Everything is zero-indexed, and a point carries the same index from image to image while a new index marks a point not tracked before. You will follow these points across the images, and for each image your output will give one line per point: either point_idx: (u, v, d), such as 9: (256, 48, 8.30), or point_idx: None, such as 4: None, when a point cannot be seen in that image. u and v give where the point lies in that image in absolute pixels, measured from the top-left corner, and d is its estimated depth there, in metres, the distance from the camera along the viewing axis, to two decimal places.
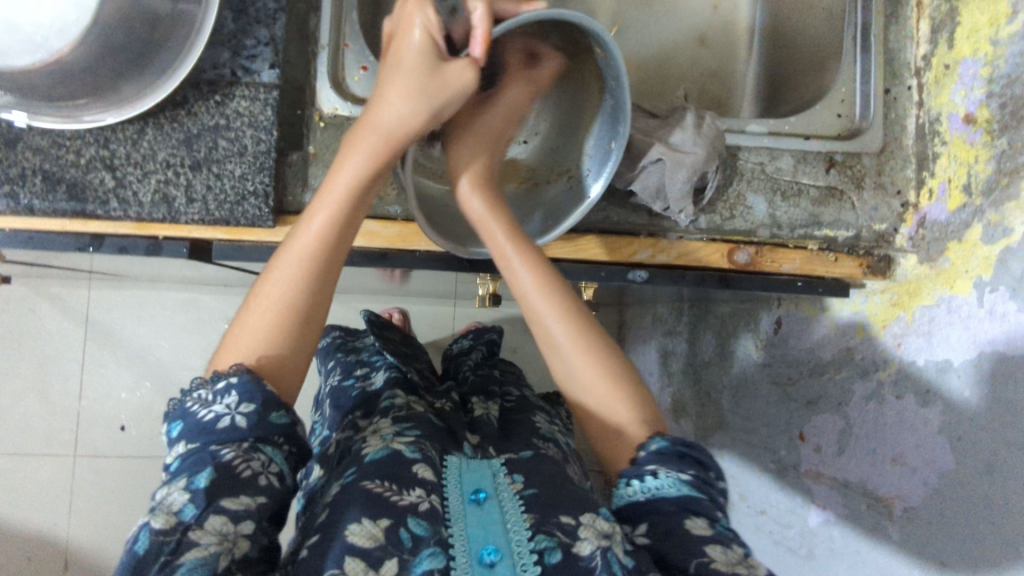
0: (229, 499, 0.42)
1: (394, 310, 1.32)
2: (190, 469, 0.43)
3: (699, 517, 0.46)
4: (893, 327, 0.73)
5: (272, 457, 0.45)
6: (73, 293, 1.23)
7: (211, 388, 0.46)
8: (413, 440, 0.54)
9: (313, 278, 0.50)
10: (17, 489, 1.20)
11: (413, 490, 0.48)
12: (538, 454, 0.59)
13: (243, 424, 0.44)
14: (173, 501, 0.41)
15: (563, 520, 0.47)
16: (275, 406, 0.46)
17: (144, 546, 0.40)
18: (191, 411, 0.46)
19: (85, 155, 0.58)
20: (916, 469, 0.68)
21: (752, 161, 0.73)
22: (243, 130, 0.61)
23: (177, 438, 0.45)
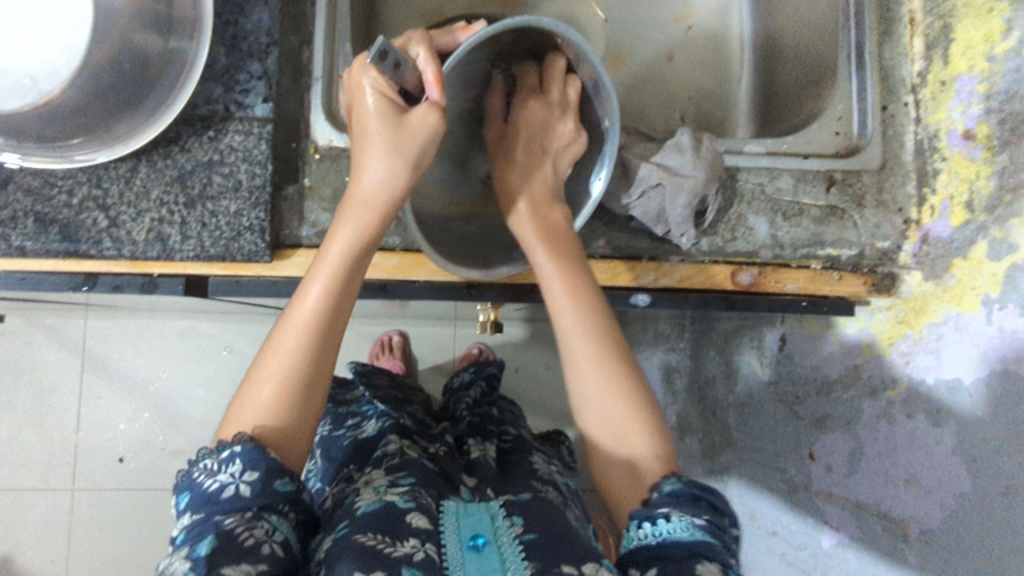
0: (231, 568, 0.41)
1: (394, 334, 1.31)
2: (194, 540, 0.43)
3: (711, 561, 0.45)
4: (900, 345, 0.72)
5: (274, 526, 0.45)
6: (70, 324, 1.21)
7: (215, 457, 0.46)
8: (407, 489, 0.54)
9: (313, 347, 0.49)
10: (15, 525, 1.18)
11: (408, 541, 0.48)
12: (537, 495, 0.58)
13: (247, 492, 0.44)
14: (175, 570, 0.41)
15: (564, 569, 0.47)
16: (278, 473, 0.46)
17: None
18: (197, 481, 0.46)
19: (77, 195, 0.58)
20: (931, 491, 0.67)
21: (752, 181, 0.72)
22: (237, 165, 0.60)
23: (184, 508, 0.45)
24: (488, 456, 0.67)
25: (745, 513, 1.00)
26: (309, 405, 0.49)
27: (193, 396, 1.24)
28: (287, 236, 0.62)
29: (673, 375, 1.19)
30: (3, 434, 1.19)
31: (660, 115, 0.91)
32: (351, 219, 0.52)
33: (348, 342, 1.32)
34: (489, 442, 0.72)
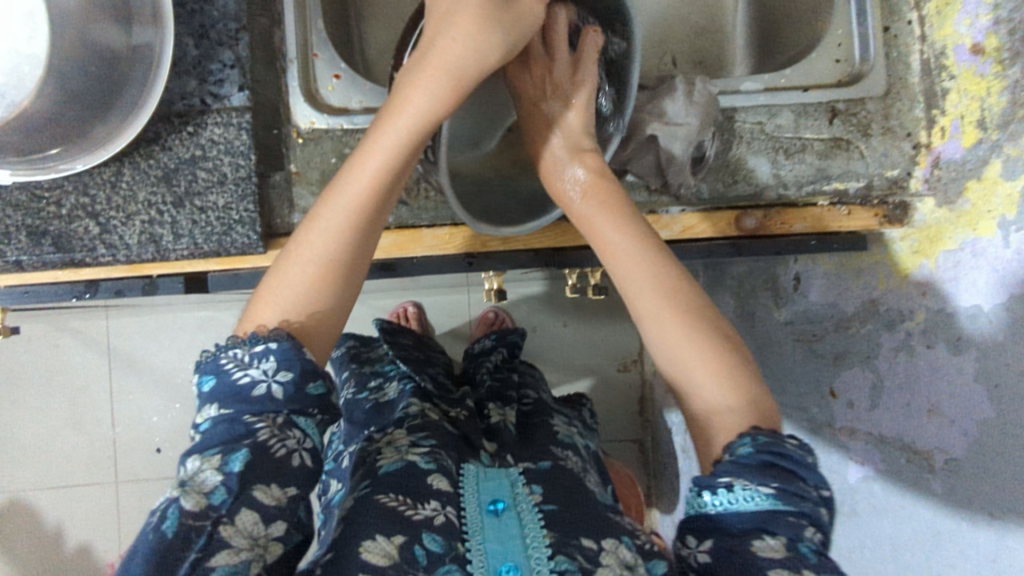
0: (260, 489, 0.40)
1: (409, 306, 1.31)
2: (224, 444, 0.41)
3: (774, 535, 0.42)
4: (917, 276, 0.70)
5: (305, 431, 0.44)
6: (91, 325, 1.23)
7: (248, 349, 0.44)
8: (428, 451, 0.54)
9: (357, 233, 0.49)
10: (67, 519, 1.24)
11: (428, 503, 0.48)
12: (556, 465, 0.58)
13: (280, 395, 0.43)
14: (204, 480, 0.40)
15: (583, 543, 0.48)
16: (312, 375, 0.45)
17: (173, 530, 0.38)
18: (225, 370, 0.44)
19: (65, 205, 0.57)
20: (954, 420, 0.66)
21: (750, 121, 0.70)
22: (220, 159, 0.59)
23: (209, 396, 0.43)
24: (507, 420, 0.68)
25: None
26: (342, 296, 0.49)
27: None
28: (279, 224, 0.61)
29: None
30: (44, 436, 1.23)
31: (654, 59, 0.87)
32: (428, 86, 0.50)
33: (363, 318, 1.33)
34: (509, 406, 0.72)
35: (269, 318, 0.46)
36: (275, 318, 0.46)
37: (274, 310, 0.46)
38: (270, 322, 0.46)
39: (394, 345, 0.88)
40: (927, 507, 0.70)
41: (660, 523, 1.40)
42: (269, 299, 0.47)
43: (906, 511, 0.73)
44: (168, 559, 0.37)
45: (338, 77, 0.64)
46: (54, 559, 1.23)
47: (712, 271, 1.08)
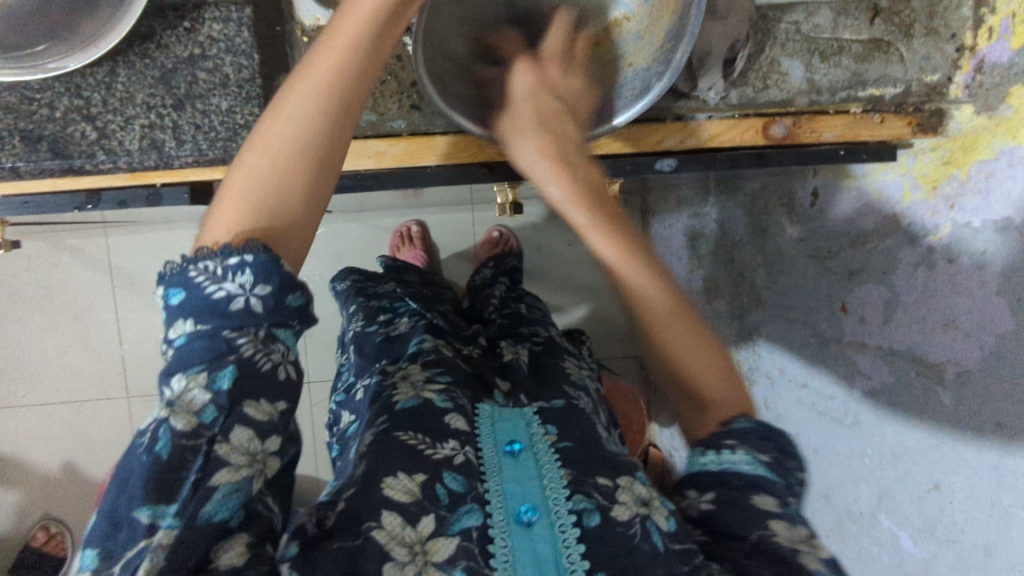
0: (250, 407, 0.37)
1: (412, 224, 1.29)
2: (207, 362, 0.37)
3: (770, 496, 0.42)
4: (944, 188, 0.68)
5: (287, 343, 0.40)
6: (90, 243, 1.21)
7: (219, 260, 0.38)
8: (444, 388, 0.55)
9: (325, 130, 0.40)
10: (83, 433, 1.26)
11: (447, 443, 0.48)
12: (570, 402, 0.59)
13: (261, 309, 0.38)
14: (192, 399, 0.36)
15: (599, 482, 0.47)
16: (292, 287, 0.39)
17: (168, 452, 0.35)
18: (196, 283, 0.38)
19: (59, 107, 0.54)
20: (970, 333, 0.66)
21: (785, 21, 0.65)
22: (221, 58, 0.55)
23: (179, 310, 0.38)
24: (520, 358, 0.68)
25: (774, 368, 1.00)
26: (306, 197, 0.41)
27: None
28: None
29: (698, 239, 1.17)
30: (51, 352, 1.24)
31: None
32: None
33: (366, 237, 1.30)
34: (522, 343, 0.73)
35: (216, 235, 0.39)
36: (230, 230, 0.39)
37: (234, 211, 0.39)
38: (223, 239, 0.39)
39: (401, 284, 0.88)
40: (934, 418, 0.71)
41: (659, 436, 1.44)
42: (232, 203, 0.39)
43: (910, 422, 0.75)
44: (168, 480, 0.35)
45: None
46: (75, 470, 1.27)
47: (725, 187, 1.06)
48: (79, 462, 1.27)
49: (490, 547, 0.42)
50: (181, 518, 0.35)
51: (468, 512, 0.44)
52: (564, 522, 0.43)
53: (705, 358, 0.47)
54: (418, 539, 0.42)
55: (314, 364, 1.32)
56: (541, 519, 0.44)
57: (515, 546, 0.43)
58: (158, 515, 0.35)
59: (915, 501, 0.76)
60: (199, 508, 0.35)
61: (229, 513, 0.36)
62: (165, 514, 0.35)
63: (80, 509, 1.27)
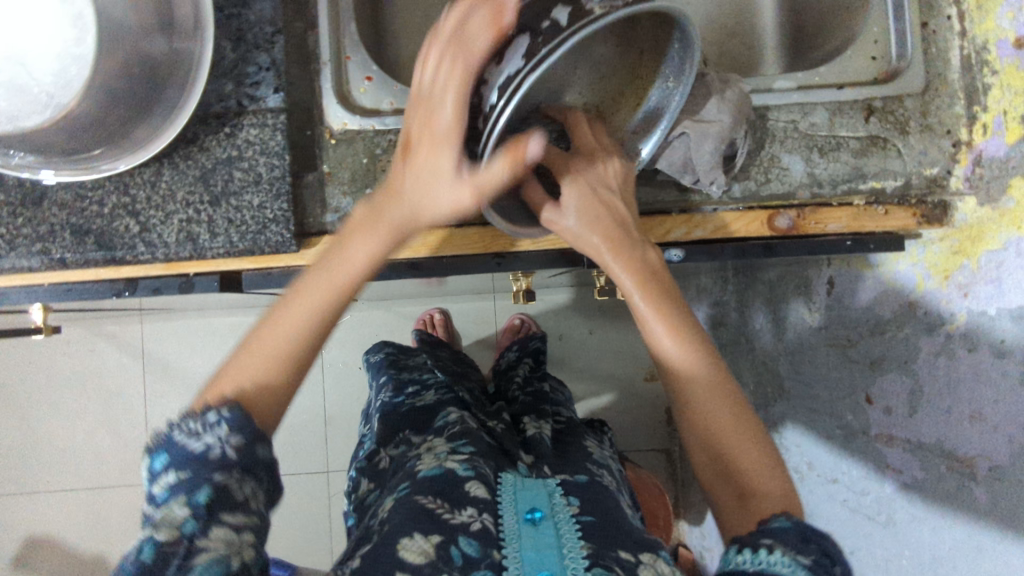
0: (228, 517, 0.40)
1: (435, 312, 1.32)
2: (185, 487, 0.40)
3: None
4: (957, 277, 0.69)
5: (261, 485, 0.43)
6: (126, 330, 1.26)
7: (199, 418, 0.42)
8: (467, 458, 0.56)
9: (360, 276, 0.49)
10: (102, 520, 1.26)
11: (465, 510, 0.50)
12: (594, 479, 0.59)
13: (234, 453, 0.42)
14: (173, 517, 0.39)
15: (621, 555, 0.48)
16: (263, 438, 0.43)
17: (150, 557, 0.38)
18: (177, 442, 0.42)
19: (107, 203, 0.59)
20: (998, 427, 0.64)
21: (783, 119, 0.69)
22: (256, 159, 0.60)
23: (162, 467, 0.41)
24: (542, 432, 0.69)
25: (803, 461, 0.97)
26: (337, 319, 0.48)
27: None
28: (312, 223, 0.63)
29: (719, 327, 1.16)
30: (79, 437, 1.26)
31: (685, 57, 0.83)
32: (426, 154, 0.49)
33: (391, 324, 1.34)
34: (544, 420, 0.73)
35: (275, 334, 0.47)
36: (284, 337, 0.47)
37: (279, 344, 0.47)
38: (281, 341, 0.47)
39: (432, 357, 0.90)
40: (972, 517, 0.68)
41: (689, 535, 1.36)
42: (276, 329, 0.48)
43: (947, 521, 0.71)
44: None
45: (370, 79, 0.65)
46: (88, 559, 1.25)
47: (741, 277, 1.07)
48: (94, 550, 1.26)
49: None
50: None
51: None
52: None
53: (756, 453, 0.51)
54: None
55: (335, 452, 1.31)
56: None
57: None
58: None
59: None
60: None
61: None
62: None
63: None
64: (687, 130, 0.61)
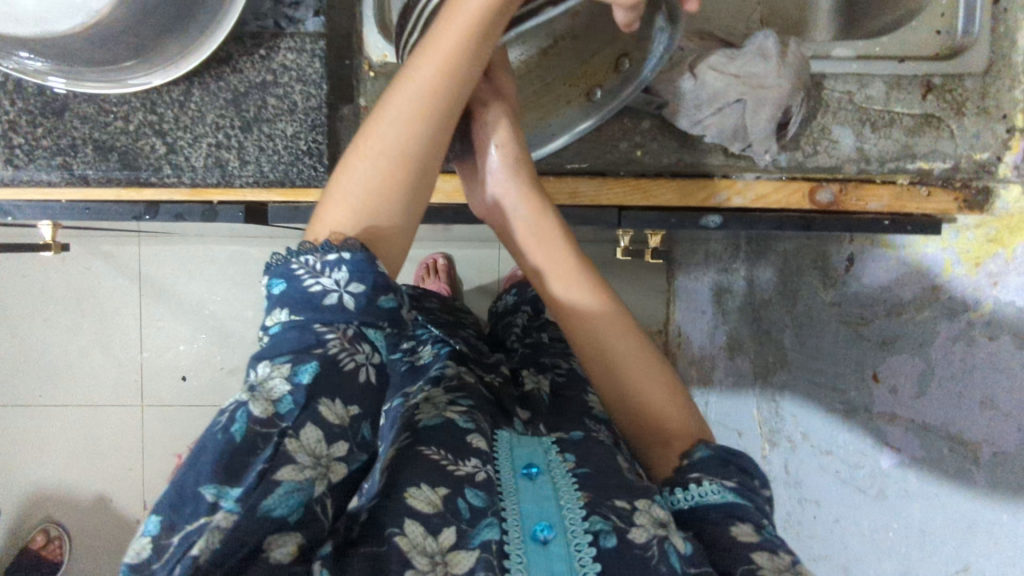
0: (325, 404, 0.39)
1: (439, 256, 1.30)
2: (295, 353, 0.39)
3: (744, 524, 0.46)
4: (989, 266, 0.68)
5: (374, 345, 0.42)
6: (124, 250, 1.23)
7: (319, 256, 0.42)
8: (466, 410, 0.54)
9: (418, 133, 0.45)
10: (92, 436, 1.26)
11: (469, 461, 0.47)
12: (589, 433, 0.58)
13: (350, 306, 0.41)
14: (273, 387, 0.38)
15: (617, 504, 0.47)
16: (383, 289, 0.42)
17: (242, 434, 0.37)
18: (296, 276, 0.42)
19: (133, 120, 0.56)
20: (1009, 415, 0.65)
21: (838, 90, 0.67)
22: (291, 86, 0.57)
23: (279, 299, 0.42)
24: (541, 389, 0.68)
25: (797, 431, 0.98)
26: (414, 201, 0.46)
27: (249, 319, 1.26)
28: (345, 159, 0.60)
29: (725, 294, 1.16)
30: (74, 354, 1.25)
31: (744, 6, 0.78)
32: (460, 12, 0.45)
33: None
34: (541, 373, 0.73)
35: (341, 218, 0.44)
36: (349, 220, 0.43)
37: (343, 214, 0.43)
38: (342, 227, 0.43)
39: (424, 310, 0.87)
40: (968, 497, 0.69)
41: None
42: (338, 204, 0.44)
43: (941, 499, 0.73)
44: (235, 463, 0.36)
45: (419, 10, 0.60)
46: (79, 472, 1.26)
47: (756, 246, 1.05)
48: (86, 464, 1.27)
49: (507, 562, 0.42)
50: (240, 503, 0.35)
51: (487, 525, 0.44)
52: (579, 542, 0.44)
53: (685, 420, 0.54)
54: (438, 550, 0.42)
55: None
56: (557, 538, 0.44)
57: (531, 563, 0.42)
58: (221, 495, 0.35)
59: None
60: (261, 498, 0.36)
61: (288, 510, 0.37)
62: (227, 495, 0.35)
63: (84, 515, 1.27)
64: (744, 96, 0.59)
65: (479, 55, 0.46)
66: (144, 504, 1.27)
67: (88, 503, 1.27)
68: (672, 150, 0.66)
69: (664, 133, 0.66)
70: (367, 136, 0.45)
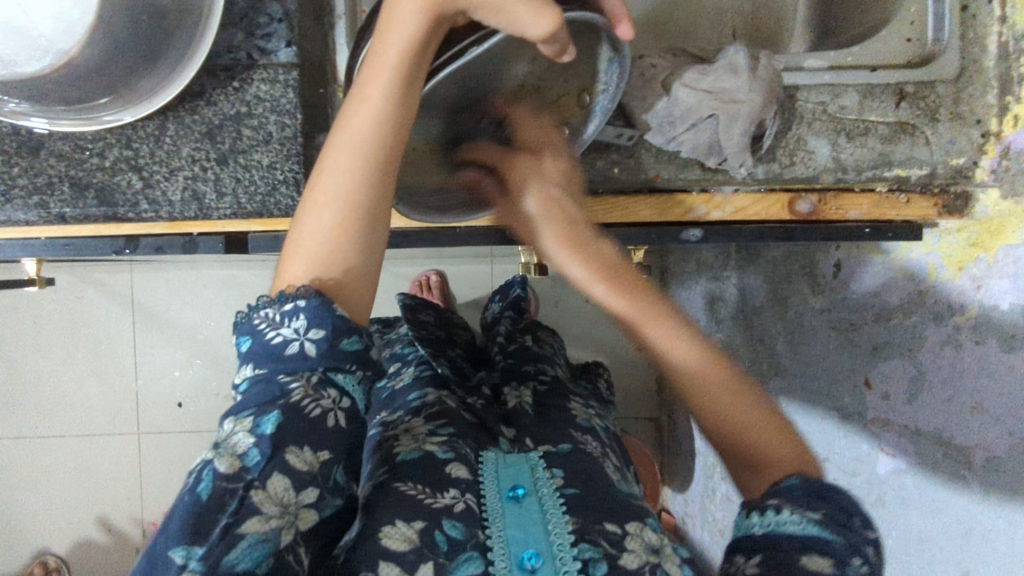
0: (291, 454, 0.39)
1: (431, 273, 1.30)
2: (258, 406, 0.40)
3: (824, 555, 0.40)
4: (972, 270, 0.68)
5: (343, 390, 0.42)
6: (116, 278, 1.23)
7: (278, 308, 0.42)
8: (446, 440, 0.53)
9: (368, 183, 0.43)
10: (88, 466, 1.26)
11: (447, 492, 0.47)
12: (576, 448, 0.58)
13: (313, 353, 0.41)
14: (237, 443, 0.39)
15: (606, 528, 0.47)
16: (345, 332, 0.42)
17: (207, 493, 0.38)
18: (258, 330, 0.42)
19: (108, 157, 0.56)
20: (999, 419, 0.64)
21: (812, 101, 0.67)
22: (266, 117, 0.57)
23: (246, 356, 0.42)
24: (523, 402, 0.68)
25: None
26: (371, 244, 0.44)
27: None
28: None
29: (717, 302, 1.15)
30: (68, 384, 1.24)
31: (715, 25, 0.80)
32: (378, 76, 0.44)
33: (386, 284, 1.32)
34: (524, 385, 0.72)
35: (300, 272, 0.43)
36: (306, 272, 0.43)
37: (301, 267, 0.43)
38: (298, 279, 0.43)
39: (415, 324, 0.86)
40: (963, 503, 0.69)
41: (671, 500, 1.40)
42: (294, 257, 0.43)
43: (936, 504, 0.72)
44: (203, 522, 0.37)
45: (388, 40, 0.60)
46: (76, 502, 1.26)
47: (745, 253, 1.05)
48: (82, 494, 1.26)
49: None
50: (204, 562, 0.35)
51: (467, 559, 0.43)
52: (568, 569, 0.43)
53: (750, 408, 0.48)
54: None
55: None
56: (544, 565, 0.43)
57: None
58: (189, 556, 0.36)
59: None
60: (224, 554, 0.36)
61: (253, 563, 0.37)
62: (195, 556, 0.36)
63: (83, 547, 1.26)
64: (716, 112, 0.60)
65: (410, 103, 0.45)
66: (144, 533, 1.26)
67: (87, 534, 1.26)
68: (648, 166, 0.66)
69: (644, 148, 0.65)
70: (314, 189, 0.44)
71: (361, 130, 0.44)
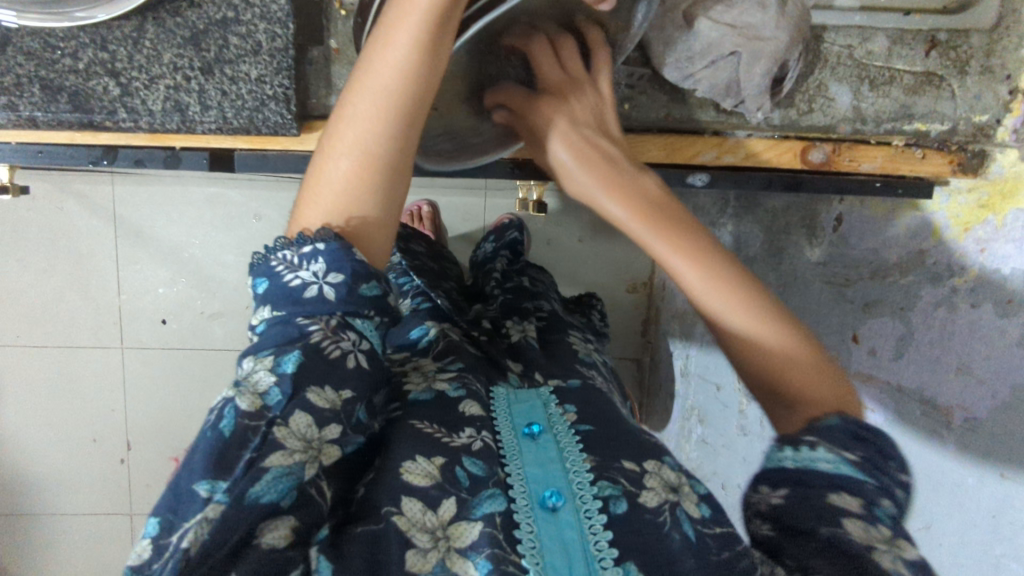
0: (314, 393, 0.38)
1: (422, 203, 1.27)
2: (278, 346, 0.40)
3: None
4: (977, 232, 0.67)
5: (362, 333, 0.42)
6: (96, 190, 1.18)
7: (297, 250, 0.42)
8: (456, 376, 0.52)
9: (390, 137, 0.42)
10: (70, 378, 1.25)
11: (464, 430, 0.46)
12: (586, 385, 0.58)
13: (333, 296, 0.41)
14: (258, 381, 0.38)
15: (624, 467, 0.47)
16: (365, 277, 0.42)
17: (230, 429, 0.36)
18: (277, 273, 0.42)
19: (82, 58, 0.52)
20: (984, 381, 0.64)
21: (839, 44, 0.64)
22: (254, 24, 0.53)
23: (263, 298, 0.42)
24: (528, 337, 0.67)
25: None
26: (392, 195, 0.44)
27: (227, 262, 1.23)
28: (314, 105, 0.57)
29: None
30: (47, 297, 1.21)
31: None
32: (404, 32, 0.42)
33: None
34: (528, 321, 0.71)
35: (316, 217, 0.42)
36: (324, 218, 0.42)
37: (318, 214, 0.42)
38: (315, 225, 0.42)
39: (410, 256, 0.84)
40: (936, 458, 0.70)
41: None
42: (310, 204, 0.43)
43: (909, 457, 0.74)
44: (228, 455, 0.36)
45: None
46: (59, 412, 1.25)
47: (744, 201, 1.03)
48: (65, 405, 1.26)
49: (515, 532, 0.41)
50: (230, 494, 0.34)
51: (489, 496, 0.42)
52: (589, 509, 0.43)
53: (794, 350, 0.44)
54: (439, 525, 0.40)
55: None
56: (566, 504, 0.43)
57: (539, 531, 0.41)
58: (215, 489, 0.35)
59: (904, 538, 0.75)
60: (249, 487, 0.35)
61: (278, 496, 0.36)
62: (220, 489, 0.35)
63: (66, 454, 1.27)
64: (738, 49, 0.56)
65: (437, 55, 0.43)
66: (128, 443, 1.27)
67: (71, 442, 1.27)
68: (662, 104, 0.63)
69: (655, 86, 0.63)
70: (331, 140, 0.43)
71: (383, 79, 0.42)
